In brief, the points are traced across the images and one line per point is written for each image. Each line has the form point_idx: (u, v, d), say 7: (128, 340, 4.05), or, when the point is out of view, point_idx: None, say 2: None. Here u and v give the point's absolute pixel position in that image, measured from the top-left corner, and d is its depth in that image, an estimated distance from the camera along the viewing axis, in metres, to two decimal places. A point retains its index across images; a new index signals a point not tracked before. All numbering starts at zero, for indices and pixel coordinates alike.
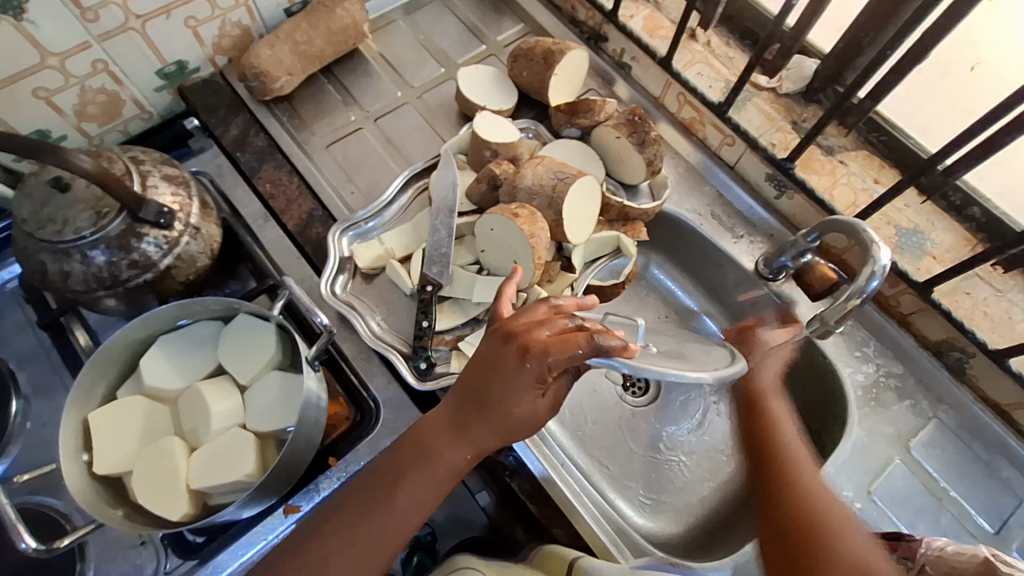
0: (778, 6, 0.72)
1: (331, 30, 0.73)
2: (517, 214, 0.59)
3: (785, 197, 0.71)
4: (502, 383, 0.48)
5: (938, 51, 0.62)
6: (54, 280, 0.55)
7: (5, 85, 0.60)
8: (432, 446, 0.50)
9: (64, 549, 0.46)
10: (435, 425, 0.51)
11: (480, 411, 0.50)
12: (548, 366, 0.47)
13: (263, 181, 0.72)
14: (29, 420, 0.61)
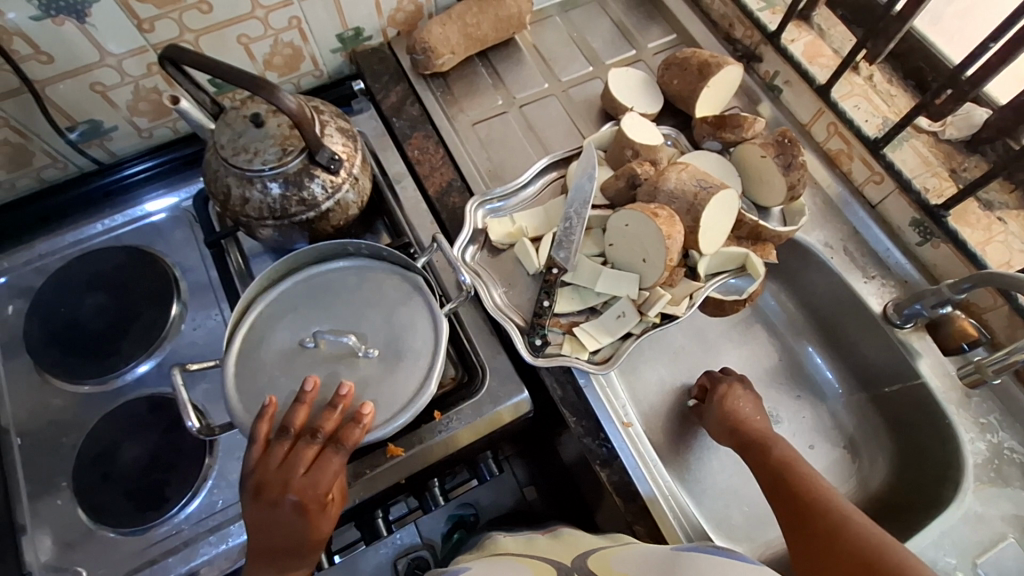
0: (962, 56, 0.68)
1: (498, 17, 0.78)
2: (657, 214, 0.60)
3: (928, 245, 0.68)
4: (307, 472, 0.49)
5: None
6: (234, 204, 0.62)
7: (218, 29, 0.68)
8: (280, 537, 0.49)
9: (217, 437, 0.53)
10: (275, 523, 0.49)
11: (304, 498, 0.49)
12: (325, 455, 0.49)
13: (412, 147, 0.77)
14: (185, 324, 0.69)
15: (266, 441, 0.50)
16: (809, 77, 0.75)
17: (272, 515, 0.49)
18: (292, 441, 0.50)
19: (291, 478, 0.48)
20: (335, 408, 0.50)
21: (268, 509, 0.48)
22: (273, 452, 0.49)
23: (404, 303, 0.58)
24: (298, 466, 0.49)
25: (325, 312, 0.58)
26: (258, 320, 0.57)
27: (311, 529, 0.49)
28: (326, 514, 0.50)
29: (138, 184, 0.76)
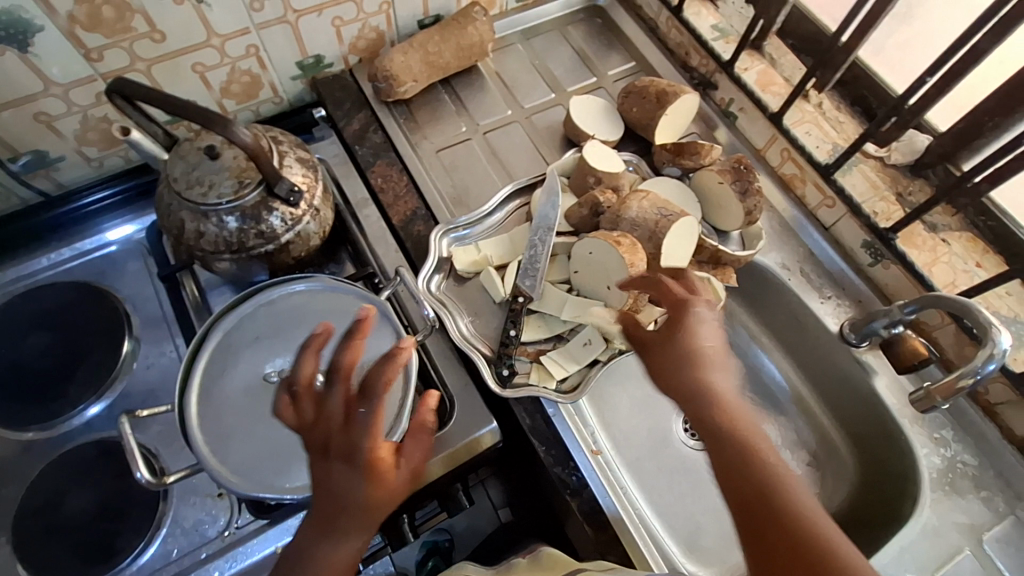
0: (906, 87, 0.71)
1: (460, 46, 0.78)
2: (619, 242, 0.61)
3: (879, 265, 0.71)
4: (351, 413, 0.44)
5: None
6: (188, 238, 0.60)
7: (172, 57, 0.67)
8: (331, 485, 0.42)
9: (170, 486, 0.51)
10: (328, 469, 0.42)
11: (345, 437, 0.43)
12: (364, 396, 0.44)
13: (375, 175, 0.76)
14: (137, 362, 0.67)
15: (306, 387, 0.45)
16: (762, 105, 0.77)
17: (329, 474, 0.42)
18: (325, 390, 0.45)
19: (334, 431, 0.43)
20: (357, 338, 0.46)
21: (331, 469, 0.42)
22: (305, 404, 0.45)
23: (374, 334, 0.55)
24: (339, 409, 0.44)
25: (288, 338, 0.54)
26: (213, 353, 0.52)
27: (373, 486, 0.41)
28: (388, 469, 0.42)
29: (87, 215, 0.73)
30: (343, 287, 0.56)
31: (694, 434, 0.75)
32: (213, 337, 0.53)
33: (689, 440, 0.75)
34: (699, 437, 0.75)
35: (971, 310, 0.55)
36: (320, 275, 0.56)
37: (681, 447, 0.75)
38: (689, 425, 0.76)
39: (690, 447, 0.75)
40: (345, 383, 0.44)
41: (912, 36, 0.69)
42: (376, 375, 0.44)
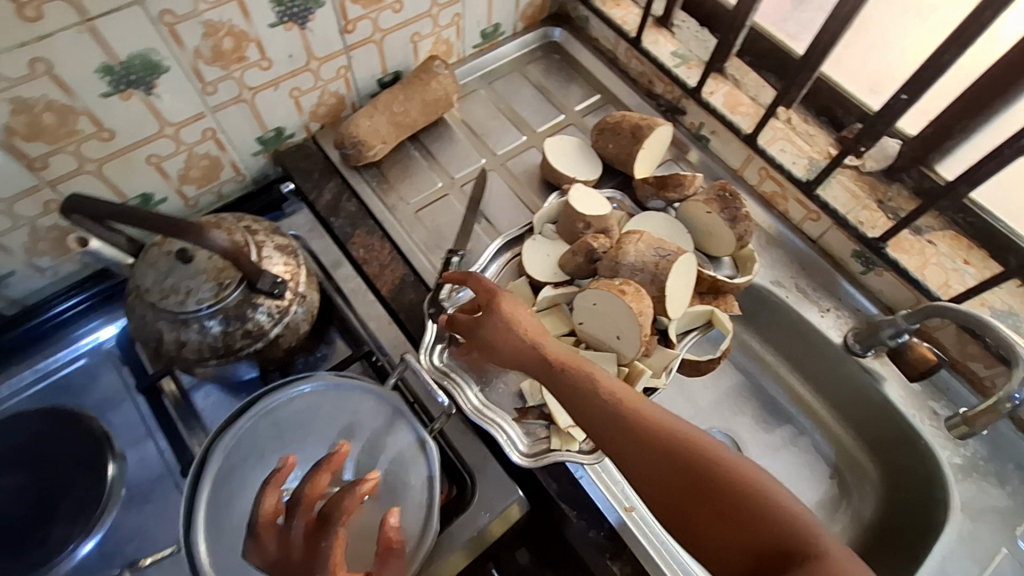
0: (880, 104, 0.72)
1: (426, 101, 0.76)
2: (623, 292, 0.60)
3: (871, 273, 0.72)
4: (308, 546, 0.41)
5: None
6: (168, 349, 0.55)
7: (124, 153, 0.62)
8: None
9: None
10: None
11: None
12: (326, 526, 0.42)
13: (356, 246, 0.73)
14: (125, 487, 0.61)
15: (267, 525, 0.42)
16: (733, 127, 0.78)
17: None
18: (285, 526, 0.42)
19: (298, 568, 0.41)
20: (323, 467, 0.44)
21: None
22: (267, 543, 0.42)
23: (388, 430, 0.51)
24: (299, 546, 0.42)
25: (298, 448, 0.50)
26: (217, 479, 0.48)
27: None
28: None
29: (47, 331, 0.67)
30: (348, 383, 0.52)
31: None
32: (214, 461, 0.48)
33: None
34: None
35: (985, 324, 0.56)
36: (321, 373, 0.52)
37: None
38: None
39: None
40: (302, 518, 0.42)
41: (870, 48, 0.71)
42: (335, 506, 0.42)
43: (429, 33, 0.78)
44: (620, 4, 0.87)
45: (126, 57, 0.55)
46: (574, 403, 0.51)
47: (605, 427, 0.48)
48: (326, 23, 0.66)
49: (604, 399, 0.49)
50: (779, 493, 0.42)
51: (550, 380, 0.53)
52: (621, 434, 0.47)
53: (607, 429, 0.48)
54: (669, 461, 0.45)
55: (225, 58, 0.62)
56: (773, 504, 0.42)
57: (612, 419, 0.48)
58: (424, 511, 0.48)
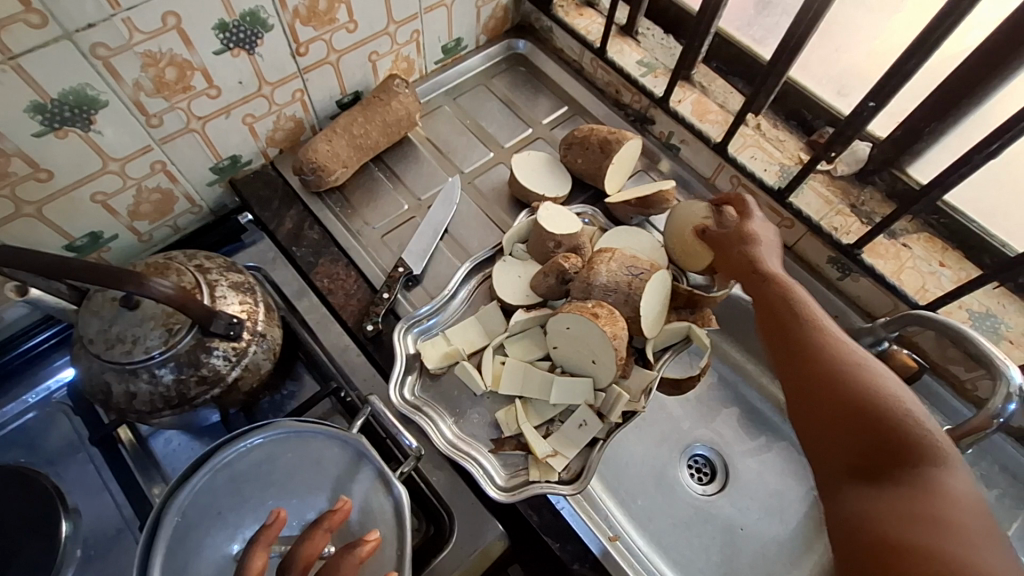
0: (850, 107, 0.71)
1: (386, 122, 0.74)
2: (596, 314, 0.58)
3: (848, 279, 0.71)
4: None
5: None
6: (117, 401, 0.52)
7: (65, 193, 0.59)
8: None
9: None
10: None
11: None
12: None
13: (320, 276, 0.70)
14: (80, 546, 0.58)
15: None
16: (703, 135, 0.76)
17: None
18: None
19: None
20: (324, 522, 0.42)
21: None
22: None
23: (354, 477, 0.48)
24: None
25: (261, 503, 0.47)
26: (172, 542, 0.45)
27: None
28: None
29: None
30: (311, 430, 0.49)
31: (701, 478, 0.72)
32: (166, 523, 0.45)
33: (699, 486, 0.71)
34: (707, 481, 0.72)
35: (966, 337, 0.55)
36: (281, 420, 0.49)
37: (692, 495, 0.71)
38: (694, 470, 0.73)
39: (699, 493, 0.71)
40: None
41: (836, 52, 0.70)
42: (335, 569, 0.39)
43: (387, 51, 0.76)
44: (583, 13, 0.85)
45: (58, 94, 0.52)
46: (783, 336, 0.52)
47: (781, 339, 0.52)
48: (276, 46, 0.64)
49: (802, 326, 0.51)
50: (911, 408, 0.43)
51: (765, 309, 0.55)
52: (785, 350, 0.51)
53: (780, 341, 0.52)
54: (802, 374, 0.48)
55: (168, 88, 0.59)
56: (907, 420, 0.43)
57: (786, 343, 0.51)
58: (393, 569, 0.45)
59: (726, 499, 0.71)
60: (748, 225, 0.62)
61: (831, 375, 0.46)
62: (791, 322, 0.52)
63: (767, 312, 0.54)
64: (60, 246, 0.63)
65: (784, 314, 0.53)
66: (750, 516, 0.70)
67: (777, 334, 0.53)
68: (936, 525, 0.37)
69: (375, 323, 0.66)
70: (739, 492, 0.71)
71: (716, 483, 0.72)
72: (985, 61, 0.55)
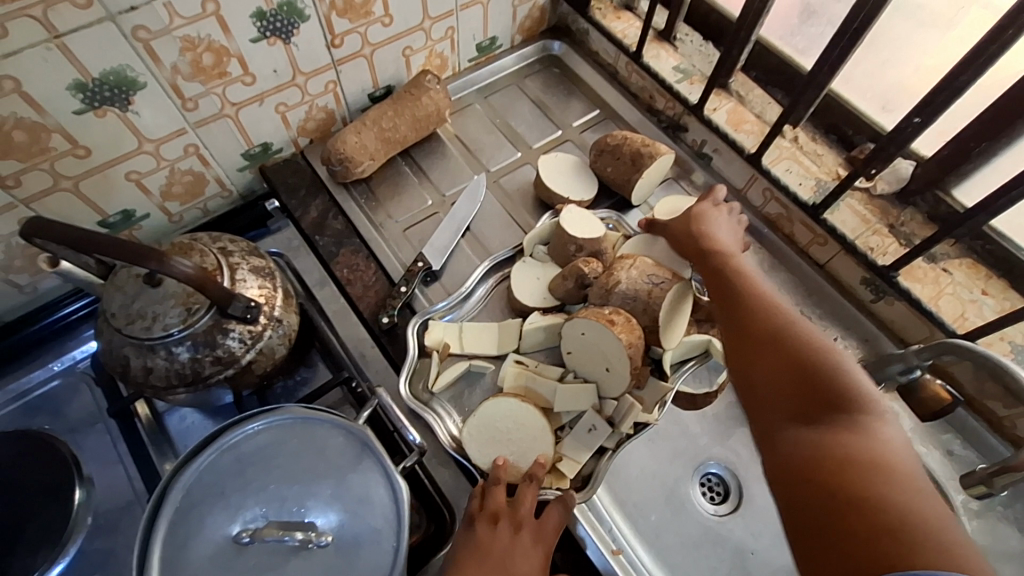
0: (894, 124, 0.68)
1: (416, 117, 0.74)
2: (613, 321, 0.58)
3: (882, 301, 0.68)
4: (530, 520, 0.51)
5: None
6: (135, 374, 0.53)
7: (101, 171, 0.61)
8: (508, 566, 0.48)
9: None
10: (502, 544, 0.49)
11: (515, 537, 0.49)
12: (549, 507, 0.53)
13: (341, 267, 0.70)
14: (92, 514, 0.59)
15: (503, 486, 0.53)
16: (737, 145, 0.74)
17: (513, 548, 0.49)
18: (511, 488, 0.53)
19: (521, 522, 0.51)
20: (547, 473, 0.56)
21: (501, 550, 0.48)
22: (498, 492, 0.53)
23: (355, 469, 0.48)
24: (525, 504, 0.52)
25: (260, 486, 0.47)
26: (176, 516, 0.46)
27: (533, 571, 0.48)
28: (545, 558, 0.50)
29: (23, 349, 0.65)
30: (317, 418, 0.49)
31: (713, 497, 0.70)
32: (173, 494, 0.46)
33: (710, 506, 0.69)
34: (719, 500, 0.69)
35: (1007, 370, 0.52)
36: (289, 407, 0.50)
37: (702, 514, 0.68)
38: (706, 488, 0.70)
39: (711, 513, 0.68)
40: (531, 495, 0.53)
41: (883, 66, 0.67)
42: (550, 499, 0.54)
43: (421, 47, 0.76)
44: (621, 17, 0.84)
45: (99, 73, 0.53)
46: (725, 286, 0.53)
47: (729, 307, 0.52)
48: (312, 37, 0.64)
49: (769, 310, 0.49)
50: (859, 379, 0.43)
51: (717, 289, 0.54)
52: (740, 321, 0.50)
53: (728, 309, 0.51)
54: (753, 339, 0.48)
55: (205, 73, 0.60)
56: (862, 395, 0.42)
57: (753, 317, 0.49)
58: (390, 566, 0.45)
59: (739, 521, 0.68)
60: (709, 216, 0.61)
61: (802, 353, 0.45)
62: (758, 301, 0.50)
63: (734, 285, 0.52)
64: (94, 222, 0.65)
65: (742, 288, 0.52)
66: (762, 541, 0.67)
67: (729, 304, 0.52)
68: (885, 479, 0.37)
69: (390, 316, 0.66)
70: (752, 515, 0.69)
71: (729, 504, 0.69)
72: None
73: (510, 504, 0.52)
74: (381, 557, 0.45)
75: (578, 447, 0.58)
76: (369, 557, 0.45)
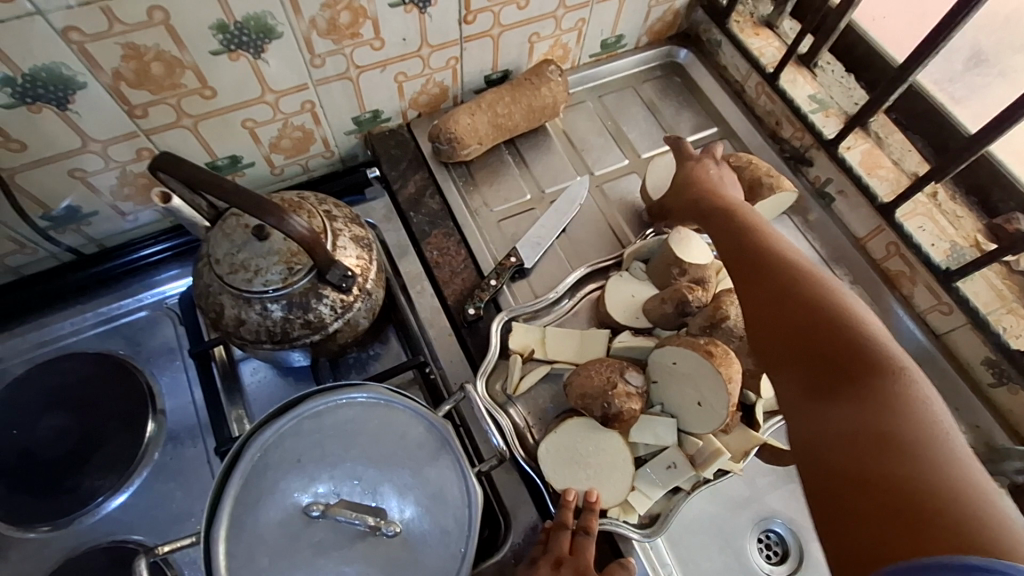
0: None
1: (532, 107, 0.72)
2: (712, 352, 0.54)
3: (1003, 388, 0.62)
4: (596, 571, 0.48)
5: None
6: (226, 324, 0.53)
7: (221, 114, 0.60)
8: None
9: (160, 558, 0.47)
10: None
11: None
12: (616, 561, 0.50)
13: (431, 247, 0.68)
14: (159, 451, 0.60)
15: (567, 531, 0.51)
16: (869, 191, 0.68)
17: None
18: (573, 535, 0.51)
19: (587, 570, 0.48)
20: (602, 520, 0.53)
21: None
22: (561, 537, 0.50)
23: (432, 463, 0.46)
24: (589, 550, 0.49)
25: (336, 461, 0.46)
26: (251, 475, 0.45)
27: None
28: None
29: (118, 275, 0.66)
30: (402, 403, 0.48)
31: (770, 556, 0.65)
32: (250, 452, 0.45)
33: (765, 565, 0.65)
34: (776, 560, 0.65)
35: None
36: (375, 385, 0.48)
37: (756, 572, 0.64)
38: (764, 546, 0.66)
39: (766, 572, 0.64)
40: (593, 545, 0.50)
41: None
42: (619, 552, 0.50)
43: (549, 35, 0.73)
44: (759, 33, 0.79)
45: (242, 17, 0.53)
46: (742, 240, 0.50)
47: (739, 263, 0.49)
48: (447, 11, 0.62)
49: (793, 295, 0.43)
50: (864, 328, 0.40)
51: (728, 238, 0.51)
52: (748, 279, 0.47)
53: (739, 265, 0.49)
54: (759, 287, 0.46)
55: (339, 32, 0.59)
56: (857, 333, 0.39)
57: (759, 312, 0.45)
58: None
59: None
60: (723, 189, 0.59)
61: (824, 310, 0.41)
62: (782, 280, 0.44)
63: (748, 270, 0.47)
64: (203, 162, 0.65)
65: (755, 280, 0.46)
66: None
67: (743, 257, 0.49)
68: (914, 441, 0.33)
69: (476, 309, 0.64)
70: None
71: (787, 565, 0.64)
72: None
73: (573, 553, 0.49)
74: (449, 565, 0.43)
75: (654, 485, 0.56)
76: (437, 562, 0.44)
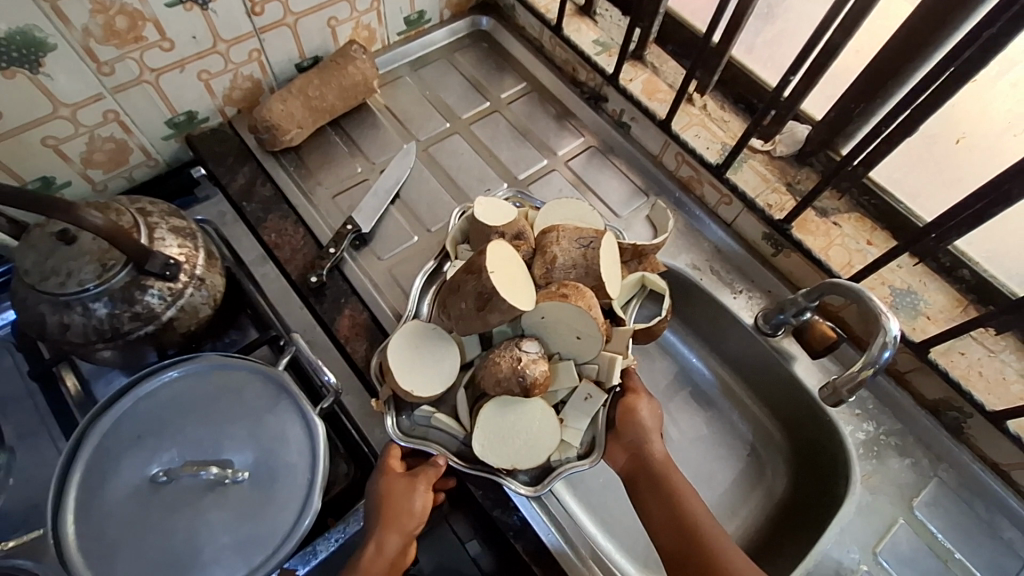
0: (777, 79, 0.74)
1: (343, 86, 0.76)
2: (566, 294, 0.58)
3: (781, 255, 0.73)
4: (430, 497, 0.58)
5: (954, 103, 0.61)
6: (52, 332, 0.54)
7: (13, 135, 0.60)
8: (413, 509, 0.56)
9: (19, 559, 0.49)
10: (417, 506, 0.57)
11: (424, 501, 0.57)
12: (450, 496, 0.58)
13: (268, 231, 0.72)
14: (13, 475, 0.60)
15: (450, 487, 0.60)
16: (651, 113, 0.78)
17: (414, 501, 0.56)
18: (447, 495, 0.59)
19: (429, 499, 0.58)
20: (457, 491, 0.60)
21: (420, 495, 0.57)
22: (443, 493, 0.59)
23: (272, 410, 0.50)
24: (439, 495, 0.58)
25: (178, 429, 0.48)
26: (92, 460, 0.47)
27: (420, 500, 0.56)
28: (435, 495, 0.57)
29: None
30: (236, 364, 0.51)
31: None
32: (88, 438, 0.47)
33: None
34: None
35: (860, 294, 0.58)
36: (206, 355, 0.51)
37: None
38: None
39: None
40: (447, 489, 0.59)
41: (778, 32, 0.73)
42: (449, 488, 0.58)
43: (347, 17, 0.77)
44: None
45: (5, 33, 0.53)
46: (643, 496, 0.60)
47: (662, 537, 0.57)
48: (230, 5, 0.65)
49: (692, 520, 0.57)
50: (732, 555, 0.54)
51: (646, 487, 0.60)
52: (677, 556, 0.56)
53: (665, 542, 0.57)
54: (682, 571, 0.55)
55: (119, 37, 0.60)
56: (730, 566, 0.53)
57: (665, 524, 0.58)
58: (307, 503, 0.47)
59: None
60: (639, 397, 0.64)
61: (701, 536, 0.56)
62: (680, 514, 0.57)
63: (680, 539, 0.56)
64: None
65: (688, 533, 0.56)
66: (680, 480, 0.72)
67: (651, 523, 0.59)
68: None
69: (319, 276, 0.68)
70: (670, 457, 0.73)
71: None
72: (905, 40, 0.58)
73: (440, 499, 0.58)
74: (297, 496, 0.47)
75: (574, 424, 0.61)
76: (285, 498, 0.47)
